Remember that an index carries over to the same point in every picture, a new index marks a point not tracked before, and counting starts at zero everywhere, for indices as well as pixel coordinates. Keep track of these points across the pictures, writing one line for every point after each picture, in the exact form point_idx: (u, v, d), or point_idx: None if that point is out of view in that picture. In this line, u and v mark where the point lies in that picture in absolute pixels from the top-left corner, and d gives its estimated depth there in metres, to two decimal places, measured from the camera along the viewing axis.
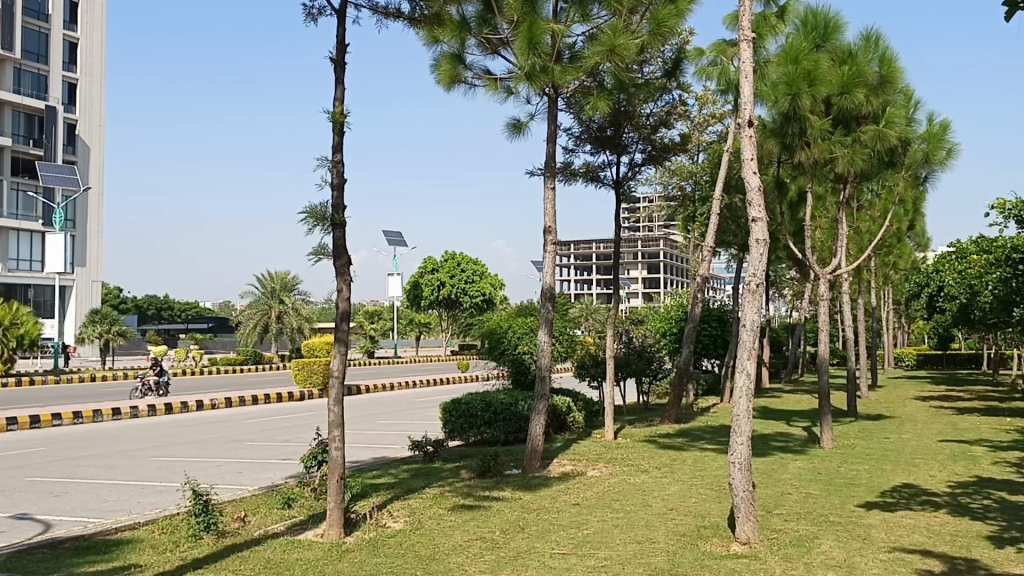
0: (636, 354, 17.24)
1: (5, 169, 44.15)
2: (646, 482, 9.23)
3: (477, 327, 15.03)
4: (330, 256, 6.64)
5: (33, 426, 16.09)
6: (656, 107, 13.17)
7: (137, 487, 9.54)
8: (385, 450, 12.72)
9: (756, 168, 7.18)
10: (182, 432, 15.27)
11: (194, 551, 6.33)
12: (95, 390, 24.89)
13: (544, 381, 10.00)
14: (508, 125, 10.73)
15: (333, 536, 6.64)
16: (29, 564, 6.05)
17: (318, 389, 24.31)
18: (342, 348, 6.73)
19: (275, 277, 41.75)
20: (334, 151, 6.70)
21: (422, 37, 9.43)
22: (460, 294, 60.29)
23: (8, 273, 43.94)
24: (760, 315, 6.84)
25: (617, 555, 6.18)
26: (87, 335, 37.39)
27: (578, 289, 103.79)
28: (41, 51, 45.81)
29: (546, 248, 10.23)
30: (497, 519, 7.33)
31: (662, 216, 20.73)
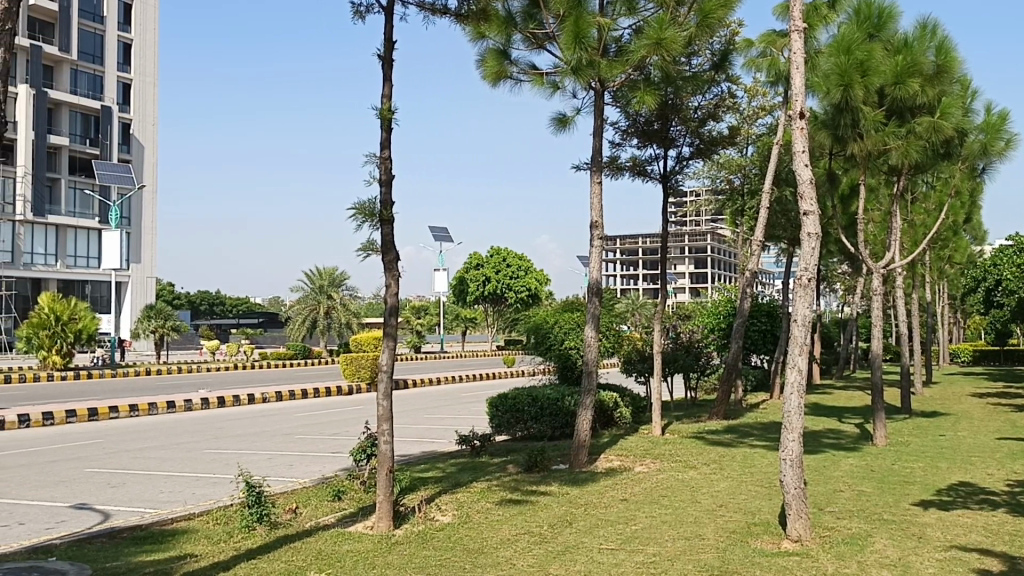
0: (683, 350, 17.13)
1: (63, 168, 45.34)
2: (694, 478, 9.15)
3: (523, 322, 15.06)
4: (378, 250, 6.70)
5: (91, 418, 16.53)
6: (704, 100, 13.07)
7: (191, 479, 9.75)
8: (433, 445, 12.81)
9: (808, 161, 7.06)
10: (234, 425, 15.56)
11: (246, 542, 6.45)
12: (150, 384, 25.49)
13: (590, 376, 9.96)
14: (554, 119, 10.69)
15: (382, 529, 6.70)
16: (89, 553, 6.22)
17: (366, 383, 24.56)
18: (389, 342, 6.78)
19: (323, 272, 42.28)
20: (381, 147, 6.75)
21: (467, 34, 9.47)
22: (505, 290, 60.43)
23: (66, 269, 45.15)
24: (812, 310, 6.74)
25: (666, 552, 6.14)
26: (142, 330, 38.24)
27: (625, 284, 103.35)
28: (96, 53, 46.97)
29: (592, 242, 10.18)
30: (544, 514, 7.33)
31: (709, 211, 20.53)
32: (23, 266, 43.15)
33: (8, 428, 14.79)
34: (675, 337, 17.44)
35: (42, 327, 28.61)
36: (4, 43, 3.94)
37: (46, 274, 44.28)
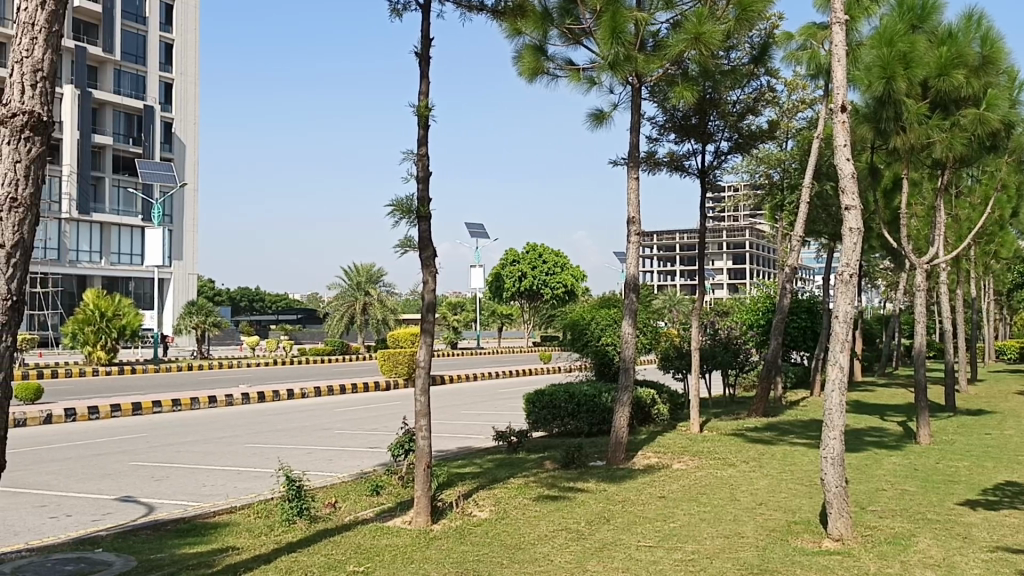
0: (721, 346, 16.99)
1: (107, 167, 46.18)
2: (733, 476, 9.08)
3: (560, 318, 15.02)
4: (416, 247, 6.73)
5: (135, 413, 16.82)
6: (744, 94, 12.90)
7: (233, 472, 9.89)
8: (470, 440, 12.87)
9: (850, 154, 6.95)
10: (273, 419, 15.74)
11: (287, 535, 6.53)
12: (191, 379, 25.86)
13: (627, 373, 9.92)
14: (590, 115, 10.64)
15: (420, 524, 6.74)
16: (134, 544, 6.34)
17: (403, 379, 24.70)
18: (427, 338, 6.81)
19: (361, 269, 42.61)
20: (418, 144, 6.79)
21: (504, 30, 9.46)
22: (542, 286, 60.42)
23: (110, 266, 46.02)
24: (853, 305, 6.64)
25: (704, 549, 6.09)
26: (184, 326, 38.87)
27: (662, 280, 102.81)
28: (139, 53, 47.78)
29: (630, 238, 10.13)
30: (581, 510, 7.31)
31: (748, 205, 20.33)
32: (69, 264, 44.08)
33: (55, 422, 15.10)
34: (713, 334, 17.30)
35: (87, 323, 29.17)
36: (52, 44, 4.02)
37: (91, 271, 45.17)
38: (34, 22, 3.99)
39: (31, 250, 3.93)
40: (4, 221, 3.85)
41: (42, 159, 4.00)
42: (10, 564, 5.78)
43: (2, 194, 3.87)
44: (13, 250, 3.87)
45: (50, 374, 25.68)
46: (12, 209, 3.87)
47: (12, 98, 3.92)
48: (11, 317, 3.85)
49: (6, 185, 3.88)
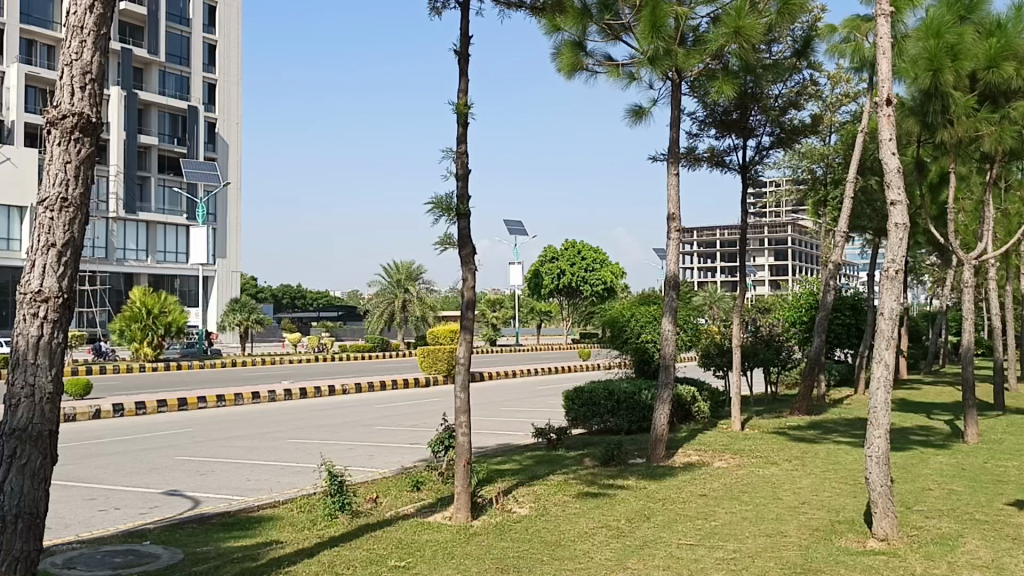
0: (763, 343, 16.78)
1: (153, 167, 47.03)
2: (776, 475, 8.98)
3: (599, 315, 14.96)
4: (456, 244, 6.76)
5: (181, 408, 17.16)
6: (785, 88, 12.75)
7: (276, 467, 10.03)
8: (510, 437, 12.90)
9: (895, 149, 6.82)
10: (315, 416, 15.93)
11: (329, 530, 6.61)
12: (235, 375, 26.23)
13: (667, 370, 9.86)
14: (630, 111, 10.58)
15: (461, 519, 6.78)
16: (182, 537, 6.45)
17: (442, 376, 24.79)
18: (467, 335, 6.82)
19: (400, 267, 42.89)
20: (458, 142, 6.80)
21: (543, 28, 9.47)
22: (581, 283, 60.26)
23: (156, 264, 46.86)
24: (899, 302, 6.53)
25: (747, 548, 6.05)
26: (228, 324, 39.46)
27: (703, 276, 102.06)
28: (183, 54, 48.58)
29: (670, 235, 10.06)
30: (621, 508, 7.29)
31: (790, 201, 20.10)
32: (116, 262, 44.94)
33: (104, 417, 15.45)
34: (754, 332, 17.12)
35: (134, 320, 29.76)
36: (100, 46, 4.10)
37: (138, 269, 46.01)
38: (83, 25, 4.07)
39: (81, 249, 4.02)
40: (56, 220, 3.95)
41: (91, 160, 4.08)
42: (62, 555, 5.92)
43: (52, 193, 3.96)
44: (64, 249, 3.96)
45: (98, 369, 26.23)
46: (63, 209, 3.97)
47: (62, 101, 4.01)
48: (62, 314, 3.94)
49: (58, 185, 3.98)
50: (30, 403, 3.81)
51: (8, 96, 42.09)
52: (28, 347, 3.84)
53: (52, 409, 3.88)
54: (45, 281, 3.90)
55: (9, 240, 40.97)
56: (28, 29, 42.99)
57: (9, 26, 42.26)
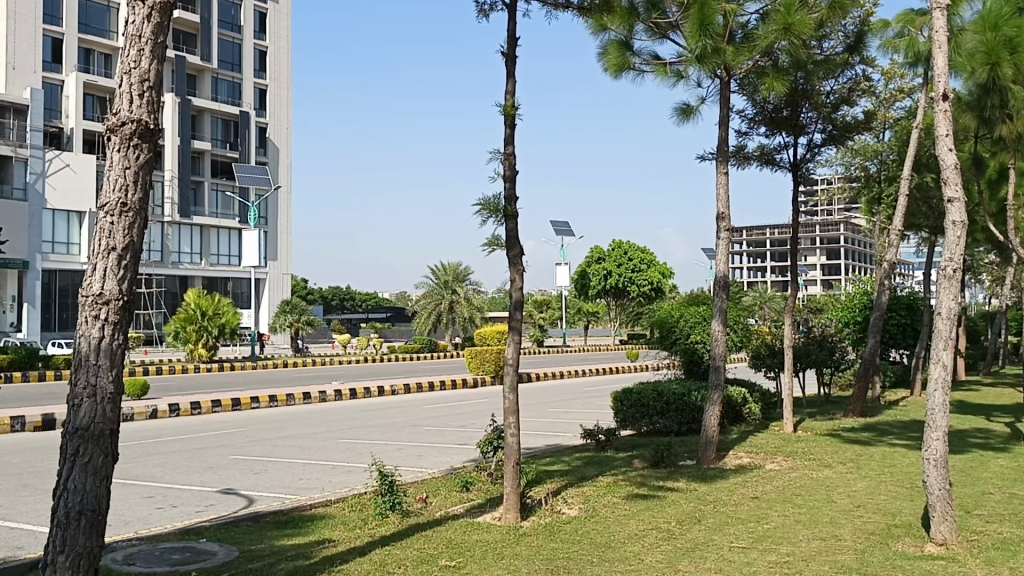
0: (816, 344, 16.51)
1: (206, 172, 47.94)
2: (829, 477, 8.87)
3: (647, 316, 14.88)
4: (503, 246, 6.78)
5: (235, 408, 17.47)
6: (838, 84, 12.52)
7: (328, 467, 10.17)
8: (559, 438, 12.90)
9: (952, 145, 6.63)
10: (365, 416, 16.10)
11: (381, 529, 6.68)
12: (288, 376, 26.60)
13: (718, 371, 9.77)
14: (677, 110, 10.50)
15: (510, 520, 6.79)
16: (236, 535, 6.57)
17: (490, 376, 24.86)
18: (515, 336, 6.83)
19: (447, 268, 43.13)
20: (505, 144, 6.82)
21: (590, 27, 9.41)
22: (628, 284, 59.92)
23: (210, 267, 47.79)
24: (957, 302, 6.39)
25: (801, 551, 5.97)
26: (280, 325, 40.04)
27: (752, 276, 100.96)
28: (235, 61, 49.53)
29: (719, 234, 9.96)
30: (672, 510, 7.23)
31: (842, 199, 19.83)
32: (171, 265, 45.92)
33: (160, 417, 15.80)
34: (806, 332, 16.86)
35: (189, 321, 30.36)
36: (158, 55, 4.20)
37: (192, 272, 46.96)
38: (141, 34, 4.18)
39: (140, 252, 4.11)
40: (116, 225, 4.05)
41: (150, 165, 4.18)
42: (122, 551, 6.08)
43: (113, 199, 4.06)
44: (124, 252, 4.06)
45: (155, 370, 26.81)
46: (123, 214, 4.07)
47: (122, 108, 4.11)
48: (123, 316, 4.04)
49: (117, 190, 4.08)
50: (91, 402, 3.92)
51: (68, 104, 43.22)
52: (89, 348, 3.94)
53: (112, 408, 3.97)
54: (105, 284, 4.01)
55: (69, 244, 42.10)
56: (86, 38, 44.18)
57: (69, 36, 43.46)
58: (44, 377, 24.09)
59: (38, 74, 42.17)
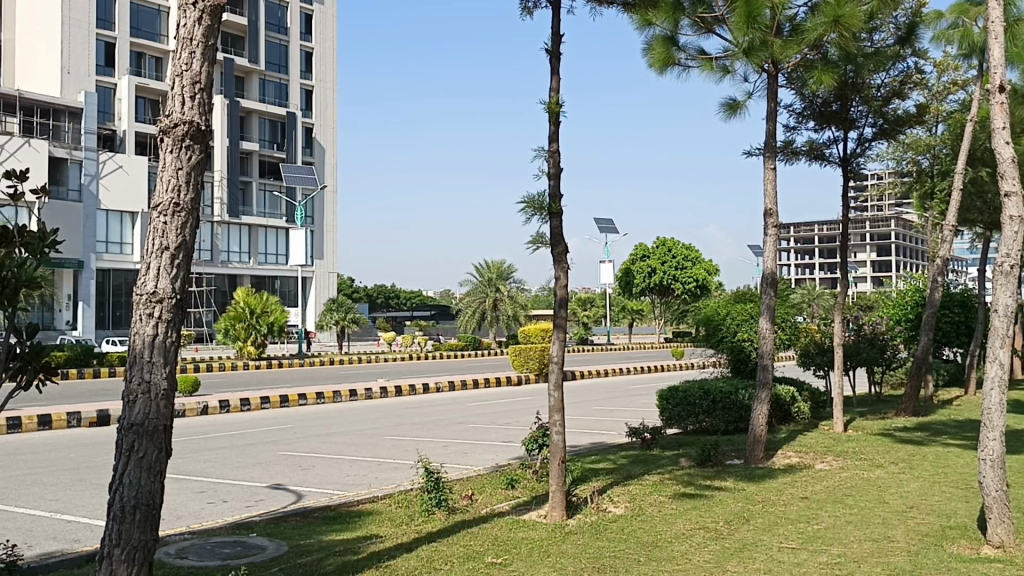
0: (866, 342, 16.24)
1: (254, 172, 48.68)
2: (881, 477, 8.71)
3: (693, 313, 14.75)
4: (548, 243, 6.77)
5: (282, 405, 17.68)
6: (889, 77, 12.27)
7: (374, 463, 10.25)
8: (605, 436, 12.86)
9: (1009, 138, 6.43)
10: (410, 413, 16.21)
11: (427, 525, 6.72)
12: (334, 373, 26.93)
13: (766, 369, 9.65)
14: (724, 105, 10.38)
15: (556, 518, 6.77)
16: (286, 530, 6.67)
17: (534, 374, 24.87)
18: (559, 333, 6.80)
19: (492, 266, 43.20)
20: (549, 141, 6.81)
21: (634, 23, 9.35)
22: (672, 281, 59.48)
23: (258, 266, 48.53)
24: (1014, 299, 6.21)
25: (852, 553, 5.87)
26: (326, 323, 40.42)
27: (800, 273, 99.72)
28: (281, 62, 50.21)
29: (767, 231, 9.83)
30: (720, 509, 7.16)
31: (893, 194, 19.48)
32: (221, 263, 46.71)
33: (210, 413, 16.06)
34: (857, 331, 16.59)
35: (238, 319, 30.88)
36: (209, 58, 4.27)
37: (241, 271, 47.73)
38: (192, 37, 4.25)
39: (192, 251, 4.18)
40: (169, 225, 4.13)
41: (203, 166, 4.25)
42: (176, 545, 6.20)
43: (166, 199, 4.14)
44: (177, 252, 4.13)
45: (206, 367, 27.33)
46: (176, 214, 4.15)
47: (174, 109, 4.18)
48: (176, 315, 4.12)
49: (170, 191, 4.15)
50: (146, 399, 3.99)
51: (120, 107, 44.17)
52: (143, 345, 4.01)
53: (167, 404, 4.05)
54: (159, 282, 4.08)
55: (122, 244, 43.11)
56: (137, 42, 45.10)
57: (121, 40, 44.37)
58: (98, 374, 24.65)
59: (92, 78, 43.24)
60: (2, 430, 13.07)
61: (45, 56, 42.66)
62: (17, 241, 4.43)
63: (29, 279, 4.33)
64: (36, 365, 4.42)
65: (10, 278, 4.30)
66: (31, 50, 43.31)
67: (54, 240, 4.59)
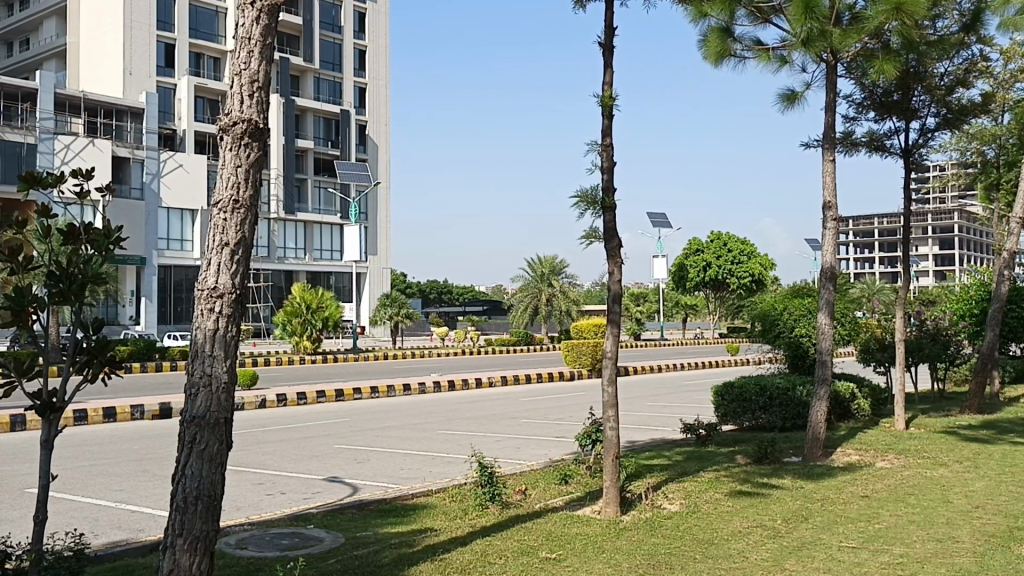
0: (929, 338, 15.88)
1: (310, 169, 49.41)
2: (945, 476, 8.48)
3: (749, 308, 14.57)
4: (602, 238, 6.72)
5: (338, 399, 17.91)
6: (953, 66, 11.95)
7: (429, 457, 10.32)
8: (659, 432, 12.76)
9: None
10: (463, 408, 16.32)
11: (481, 519, 6.74)
12: (389, 368, 27.19)
13: (825, 365, 9.46)
14: (781, 97, 10.18)
15: (610, 514, 6.74)
16: (342, 522, 6.76)
17: (587, 369, 24.81)
18: (614, 329, 6.75)
19: (544, 261, 43.20)
20: (603, 135, 6.76)
21: (689, 15, 9.23)
22: (728, 276, 58.71)
23: (314, 262, 49.25)
24: None
25: (915, 553, 5.73)
26: (380, 318, 40.77)
27: (859, 267, 97.94)
28: (336, 60, 50.83)
29: (826, 224, 9.63)
30: (777, 508, 7.06)
31: (958, 186, 18.98)
32: (277, 260, 47.51)
33: (269, 407, 16.34)
34: (919, 326, 16.23)
35: (295, 315, 31.42)
36: (266, 56, 4.32)
37: (297, 267, 48.48)
38: (251, 36, 4.31)
39: (252, 248, 4.24)
40: (229, 221, 4.20)
41: (261, 163, 4.30)
42: (236, 536, 6.33)
43: (225, 196, 4.20)
44: (237, 247, 4.20)
45: (263, 362, 27.84)
46: (235, 211, 4.21)
47: (234, 108, 4.25)
48: (236, 309, 4.18)
49: (230, 188, 4.21)
50: (207, 391, 4.06)
51: (180, 107, 45.17)
52: (205, 338, 4.10)
53: (227, 397, 4.11)
54: (220, 278, 4.15)
55: (182, 241, 44.00)
56: (196, 43, 46.05)
57: (180, 42, 45.37)
58: (161, 368, 25.29)
59: (153, 79, 44.23)
60: (69, 422, 13.46)
61: (109, 58, 43.81)
62: (83, 238, 4.53)
63: (95, 276, 4.45)
64: (101, 359, 4.53)
65: (77, 274, 4.42)
66: (95, 52, 44.56)
67: (119, 238, 4.67)
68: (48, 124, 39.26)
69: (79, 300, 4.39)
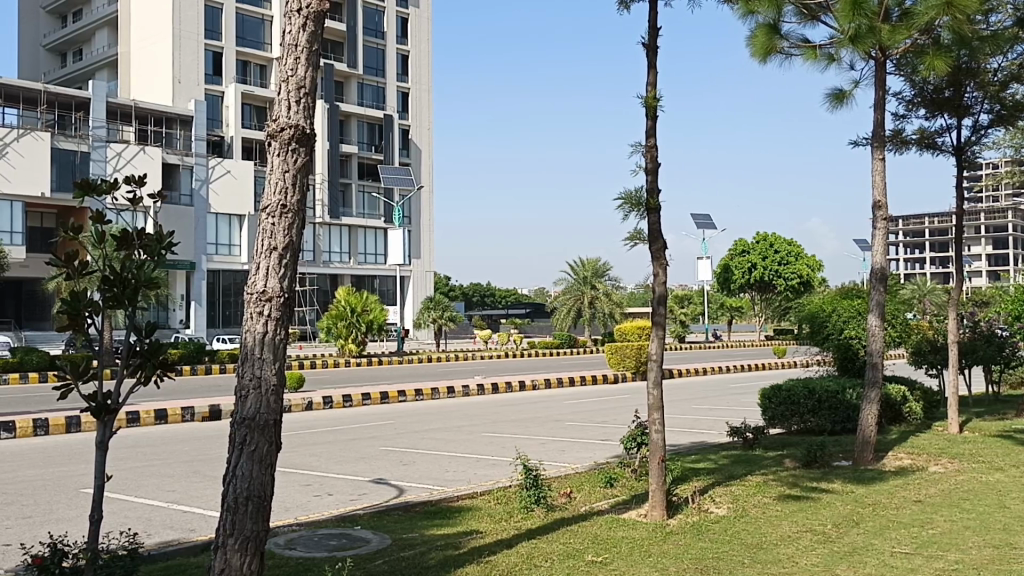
0: (982, 339, 15.55)
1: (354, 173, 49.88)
2: (1001, 480, 8.28)
3: (796, 310, 14.38)
4: (646, 239, 6.68)
5: (383, 401, 18.06)
6: (1007, 61, 11.65)
7: (473, 460, 10.34)
8: (705, 435, 12.63)
9: None
10: (508, 410, 16.33)
11: (526, 522, 6.74)
12: (434, 370, 27.40)
13: (876, 368, 9.29)
14: (829, 95, 10.03)
15: (656, 517, 6.69)
16: (389, 523, 6.81)
17: (631, 372, 24.69)
18: (658, 331, 6.71)
19: (587, 264, 43.02)
20: (647, 136, 6.73)
21: (736, 12, 9.13)
22: (774, 277, 57.97)
23: (358, 265, 49.74)
24: None
25: (971, 559, 5.59)
26: (424, 320, 40.91)
27: (909, 267, 96.37)
28: (379, 66, 51.32)
29: (876, 224, 9.46)
30: (828, 512, 6.95)
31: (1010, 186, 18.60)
32: (322, 263, 48.07)
33: (315, 408, 16.58)
34: (972, 327, 15.90)
35: (340, 318, 31.75)
36: (313, 63, 4.37)
37: (342, 270, 49.01)
38: (297, 43, 4.37)
39: (299, 251, 4.29)
40: (277, 226, 4.25)
41: (308, 168, 4.35)
42: (284, 536, 6.41)
43: (273, 201, 4.26)
44: (284, 251, 4.25)
45: (310, 364, 28.21)
46: (283, 215, 4.27)
47: (281, 114, 4.31)
48: (284, 312, 4.24)
49: (278, 193, 4.27)
50: (256, 393, 4.12)
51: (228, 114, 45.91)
52: (254, 342, 4.16)
53: (275, 399, 4.16)
54: (268, 282, 4.21)
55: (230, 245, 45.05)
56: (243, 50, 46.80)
57: (227, 50, 46.14)
58: (209, 369, 25.76)
59: (201, 87, 45.02)
60: (123, 423, 13.76)
61: (158, 67, 44.71)
62: (137, 244, 4.63)
63: (148, 280, 4.52)
64: (154, 362, 4.61)
65: (131, 278, 4.50)
66: (145, 61, 45.48)
67: (171, 243, 4.76)
68: (101, 132, 40.16)
69: (132, 304, 4.47)
